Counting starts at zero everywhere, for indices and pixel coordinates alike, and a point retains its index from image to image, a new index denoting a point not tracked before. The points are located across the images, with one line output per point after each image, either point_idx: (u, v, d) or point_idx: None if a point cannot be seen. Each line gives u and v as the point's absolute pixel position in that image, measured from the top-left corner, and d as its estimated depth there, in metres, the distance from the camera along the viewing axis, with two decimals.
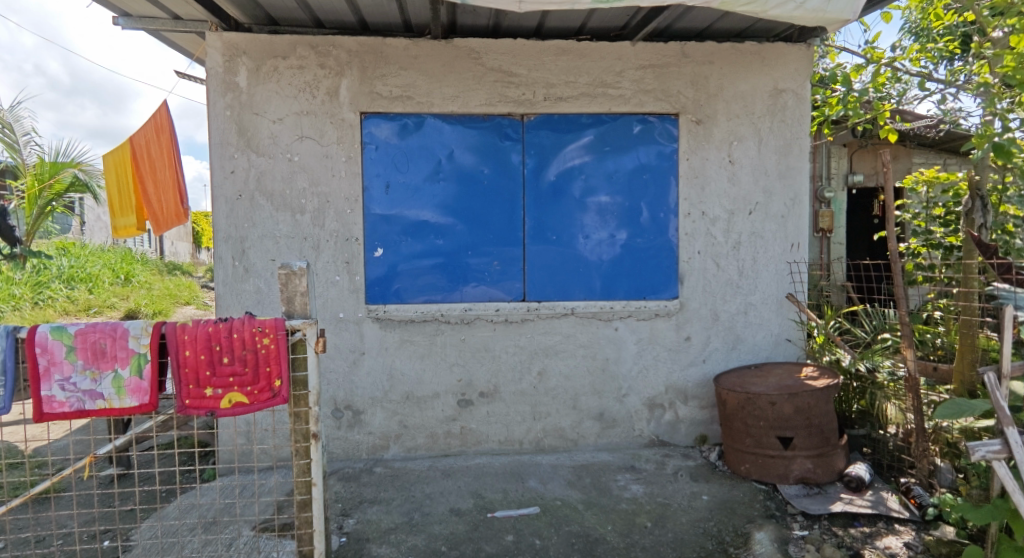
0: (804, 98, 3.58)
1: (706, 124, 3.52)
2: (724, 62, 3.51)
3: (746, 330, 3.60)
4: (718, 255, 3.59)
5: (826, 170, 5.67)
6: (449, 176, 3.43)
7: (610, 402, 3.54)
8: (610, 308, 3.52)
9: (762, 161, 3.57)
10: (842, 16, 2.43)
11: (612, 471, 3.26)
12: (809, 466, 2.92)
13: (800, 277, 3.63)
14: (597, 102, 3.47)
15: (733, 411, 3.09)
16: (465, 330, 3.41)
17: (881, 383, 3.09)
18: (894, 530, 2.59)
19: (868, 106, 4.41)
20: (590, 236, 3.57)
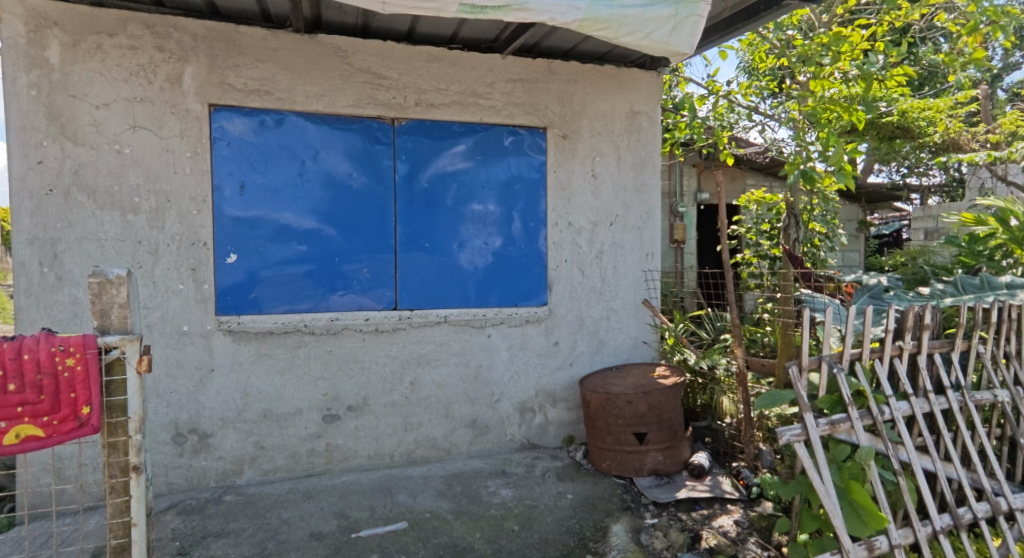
0: (656, 121, 3.94)
1: (572, 139, 3.73)
2: (586, 82, 3.75)
3: (608, 333, 3.85)
4: (583, 263, 3.80)
5: (679, 187, 6.31)
6: (314, 178, 3.23)
7: (482, 409, 3.57)
8: (483, 315, 3.56)
9: (621, 176, 3.86)
10: (682, 50, 2.65)
11: (483, 478, 3.28)
12: (660, 458, 3.19)
13: (654, 284, 3.98)
14: (469, 112, 3.51)
15: (596, 411, 3.28)
16: (331, 342, 3.23)
17: (718, 377, 3.56)
18: (726, 509, 2.91)
19: (711, 133, 4.99)
20: (464, 244, 3.58)
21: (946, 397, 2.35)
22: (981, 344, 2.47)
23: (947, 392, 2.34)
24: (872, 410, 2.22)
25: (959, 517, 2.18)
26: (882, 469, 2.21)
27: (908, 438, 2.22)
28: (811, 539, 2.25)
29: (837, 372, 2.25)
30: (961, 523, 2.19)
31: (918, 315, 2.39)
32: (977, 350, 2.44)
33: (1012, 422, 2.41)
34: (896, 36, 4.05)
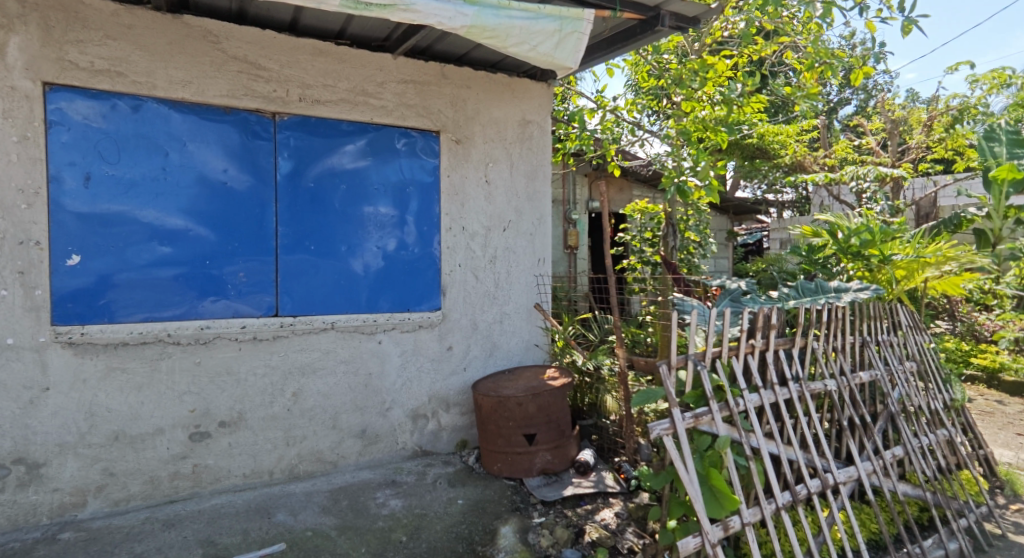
0: (546, 130, 4.10)
1: (465, 144, 3.74)
2: (479, 88, 3.79)
3: (501, 337, 3.91)
4: (477, 268, 3.83)
5: (572, 196, 6.60)
6: (179, 173, 2.91)
7: (372, 418, 3.44)
8: (374, 321, 3.44)
9: (514, 183, 3.95)
10: (566, 64, 2.77)
11: (372, 489, 3.16)
12: (549, 458, 3.29)
13: (545, 288, 4.11)
14: (358, 111, 3.38)
15: (487, 414, 3.30)
16: (200, 352, 2.92)
17: (603, 377, 3.75)
18: (608, 503, 3.09)
19: (599, 146, 5.28)
20: (353, 247, 3.44)
21: (787, 388, 2.68)
22: (814, 340, 2.85)
23: (788, 383, 2.67)
24: (728, 402, 2.48)
25: (796, 493, 2.49)
26: (736, 455, 2.46)
27: (757, 426, 2.50)
28: (678, 524, 2.43)
29: (700, 369, 2.47)
30: (798, 498, 2.50)
31: (766, 316, 2.70)
32: (811, 346, 2.81)
33: (838, 408, 2.80)
34: (753, 67, 4.56)
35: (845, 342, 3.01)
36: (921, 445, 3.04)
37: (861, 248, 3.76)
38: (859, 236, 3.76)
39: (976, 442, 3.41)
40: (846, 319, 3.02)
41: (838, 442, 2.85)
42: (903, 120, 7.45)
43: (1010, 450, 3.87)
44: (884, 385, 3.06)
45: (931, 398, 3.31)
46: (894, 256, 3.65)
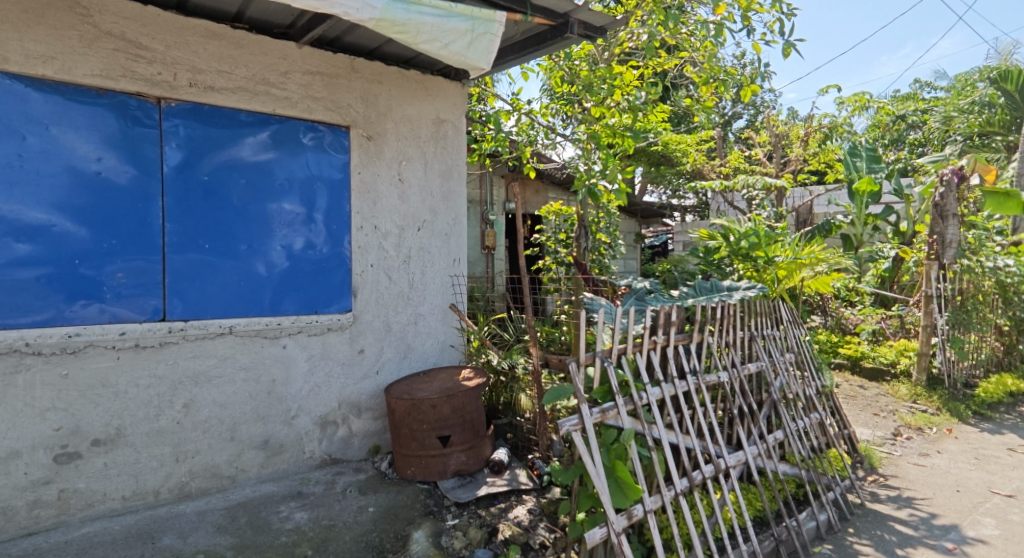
0: (460, 130, 4.09)
1: (377, 141, 3.64)
2: (392, 84, 3.70)
3: (416, 339, 3.83)
4: (390, 268, 3.73)
5: (489, 196, 6.64)
6: (41, 160, 2.54)
7: (276, 428, 3.24)
8: (278, 324, 3.23)
9: (428, 182, 3.89)
10: (478, 65, 2.77)
11: (275, 503, 2.97)
12: (463, 459, 3.28)
13: (460, 288, 4.09)
14: (259, 100, 3.17)
15: (400, 417, 3.23)
16: (69, 363, 2.58)
17: (517, 376, 3.78)
18: (521, 500, 3.14)
19: (515, 148, 5.35)
20: (255, 245, 3.20)
21: (685, 380, 2.86)
22: (709, 335, 3.08)
23: (686, 376, 2.86)
24: (632, 396, 2.61)
25: (693, 478, 2.67)
26: (640, 447, 2.59)
27: (659, 418, 2.65)
28: (586, 516, 2.51)
29: (607, 365, 2.58)
30: (694, 483, 2.68)
31: (667, 314, 2.88)
32: (706, 341, 3.04)
33: (729, 397, 3.05)
34: (658, 78, 4.82)
35: (735, 337, 3.28)
36: (798, 428, 3.39)
37: (748, 251, 4.16)
38: (748, 239, 4.19)
39: (842, 422, 3.85)
40: (737, 315, 3.29)
41: (728, 429, 3.10)
42: (785, 135, 8.26)
43: (868, 428, 4.42)
44: (768, 375, 3.37)
45: (807, 385, 3.70)
46: (777, 258, 3.99)
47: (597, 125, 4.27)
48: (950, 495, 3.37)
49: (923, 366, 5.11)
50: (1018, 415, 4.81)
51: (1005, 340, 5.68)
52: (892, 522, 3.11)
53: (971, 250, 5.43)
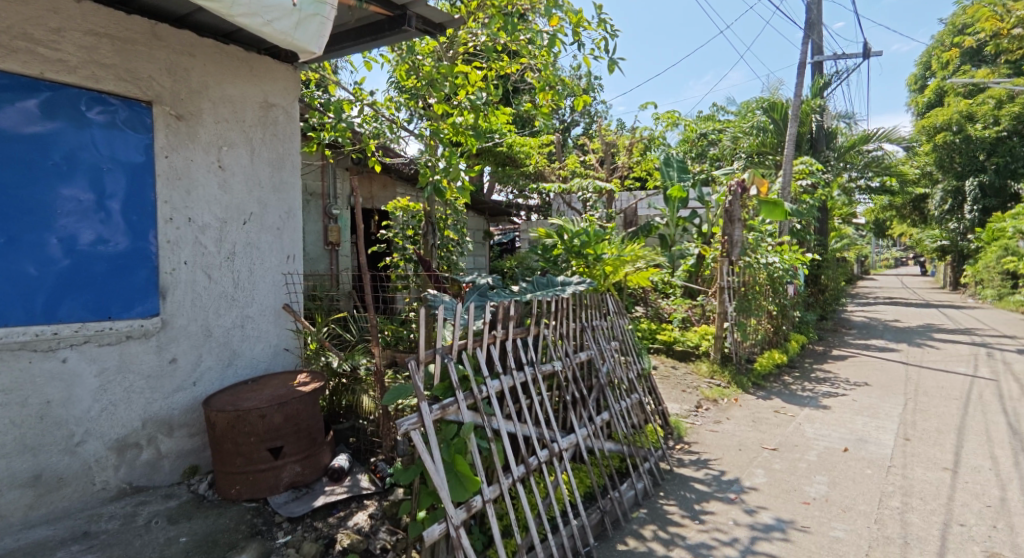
0: (293, 117, 3.80)
1: (189, 121, 3.20)
2: (207, 59, 3.29)
3: (242, 344, 3.47)
4: (209, 266, 3.30)
5: (333, 190, 6.26)
6: None
7: (52, 459, 2.66)
8: (54, 334, 2.64)
9: (255, 171, 3.54)
10: (308, 48, 2.59)
11: (49, 550, 2.44)
12: (298, 470, 3.04)
13: (295, 287, 3.81)
14: (18, 59, 2.54)
15: (222, 432, 2.88)
16: None
17: (359, 377, 3.70)
18: (362, 506, 3.01)
19: (359, 141, 5.11)
20: (20, 238, 2.55)
21: (523, 371, 3.01)
22: (544, 328, 3.29)
23: (523, 368, 3.00)
24: (472, 390, 2.67)
25: (529, 464, 2.82)
26: (479, 439, 2.65)
27: (497, 409, 2.74)
28: (427, 513, 2.50)
29: (448, 361, 2.58)
30: (530, 469, 2.83)
31: (506, 309, 2.98)
32: (542, 333, 3.23)
33: (563, 385, 3.28)
34: (500, 80, 4.96)
35: (569, 328, 3.54)
36: (621, 408, 3.78)
37: (580, 248, 4.55)
38: (579, 238, 4.59)
39: (656, 400, 4.39)
40: (570, 308, 3.55)
41: (562, 415, 3.34)
42: (613, 144, 9.14)
43: (677, 403, 5.11)
44: (597, 362, 3.70)
45: (629, 369, 4.15)
46: (604, 256, 4.43)
47: (439, 119, 4.26)
48: (734, 454, 4.05)
49: (717, 347, 6.05)
50: (782, 383, 5.97)
51: (774, 323, 7.01)
52: (692, 482, 3.64)
53: (750, 249, 6.56)
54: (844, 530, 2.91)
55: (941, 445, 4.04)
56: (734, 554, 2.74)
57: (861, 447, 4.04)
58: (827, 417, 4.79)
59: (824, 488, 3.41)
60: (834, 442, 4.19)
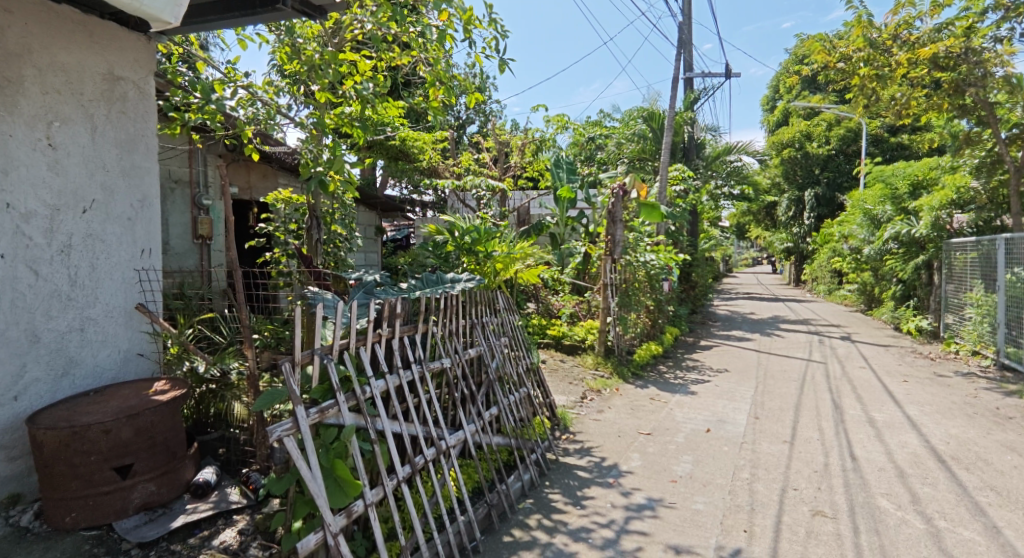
0: (146, 93, 3.40)
1: (6, 89, 2.67)
2: (31, 18, 2.79)
3: (82, 350, 3.02)
4: (36, 261, 2.80)
5: (203, 178, 5.68)
6: None
7: None
8: None
9: (98, 152, 3.10)
10: (161, 16, 2.32)
11: None
12: (152, 489, 2.71)
13: (150, 285, 3.40)
14: None
15: (52, 453, 2.47)
16: None
17: (230, 383, 3.33)
18: (230, 522, 2.77)
19: (232, 125, 4.66)
20: None
21: (410, 370, 2.94)
22: (433, 326, 3.24)
23: (410, 366, 2.93)
24: (354, 391, 2.53)
25: (415, 464, 2.75)
26: (362, 441, 2.53)
27: (382, 410, 2.63)
28: (303, 523, 2.34)
29: (327, 362, 2.42)
30: (417, 468, 2.77)
31: (392, 307, 2.88)
32: (430, 331, 3.19)
33: (452, 382, 3.26)
34: (389, 72, 4.77)
35: (458, 325, 3.53)
36: (510, 402, 3.85)
37: (471, 246, 4.60)
38: (470, 235, 4.62)
39: (544, 393, 4.54)
40: (458, 305, 3.54)
41: (450, 412, 3.31)
42: (507, 143, 9.30)
43: (564, 395, 5.34)
44: (486, 358, 3.73)
45: (518, 364, 4.25)
46: (494, 253, 4.48)
47: (321, 105, 3.91)
48: (613, 440, 4.32)
49: (602, 340, 6.42)
50: (657, 372, 6.49)
51: (651, 317, 7.58)
52: (575, 470, 3.82)
53: (631, 248, 7.03)
54: (704, 503, 3.23)
55: (782, 421, 4.64)
56: (609, 534, 2.92)
57: (720, 427, 4.52)
58: (694, 401, 5.28)
59: (689, 466, 3.76)
60: (699, 424, 4.63)
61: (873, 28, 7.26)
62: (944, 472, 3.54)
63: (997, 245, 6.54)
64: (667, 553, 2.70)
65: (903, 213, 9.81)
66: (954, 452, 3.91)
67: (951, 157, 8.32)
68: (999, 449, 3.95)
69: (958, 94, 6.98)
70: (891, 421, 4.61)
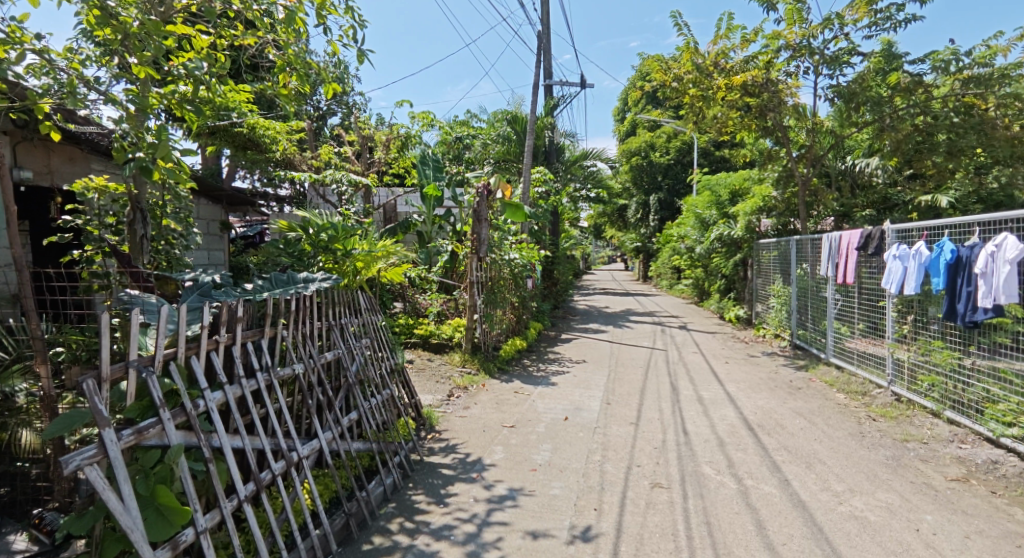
0: None
1: None
2: None
3: None
4: None
5: None
6: None
7: None
8: None
9: None
10: None
11: None
12: None
13: None
14: None
15: None
16: None
17: (18, 407, 2.74)
18: None
19: (21, 97, 3.86)
20: None
21: (256, 378, 2.66)
22: (283, 330, 2.97)
23: (256, 374, 2.65)
24: (184, 405, 2.16)
25: (261, 480, 2.49)
26: (193, 462, 2.19)
27: (219, 424, 2.32)
28: None
29: (148, 376, 2.01)
30: (262, 485, 2.51)
31: (232, 309, 2.55)
32: (280, 335, 2.92)
33: (305, 389, 3.03)
34: (231, 52, 4.24)
35: (313, 328, 3.30)
36: (371, 405, 3.72)
37: (329, 243, 4.34)
38: (326, 233, 4.37)
39: (409, 393, 4.47)
40: (313, 306, 3.32)
41: (303, 420, 3.09)
42: (370, 138, 8.98)
43: (430, 394, 5.31)
44: (345, 361, 3.56)
45: (381, 365, 4.12)
46: (354, 251, 4.22)
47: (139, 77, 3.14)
48: (478, 436, 4.40)
49: (469, 338, 6.50)
50: (521, 366, 6.75)
51: (516, 313, 7.87)
52: (439, 468, 3.83)
53: (496, 246, 7.20)
54: (560, 487, 3.43)
55: (629, 405, 5.11)
56: (471, 529, 2.96)
57: (577, 415, 4.84)
58: (554, 392, 5.59)
59: (548, 454, 3.97)
60: (557, 413, 4.92)
61: (699, 54, 8.29)
62: (753, 438, 4.18)
63: (791, 246, 7.86)
64: (525, 539, 2.82)
65: (725, 217, 11.37)
66: (760, 420, 4.63)
67: (759, 170, 9.83)
68: (792, 415, 4.76)
69: (762, 117, 8.27)
70: (715, 398, 5.32)
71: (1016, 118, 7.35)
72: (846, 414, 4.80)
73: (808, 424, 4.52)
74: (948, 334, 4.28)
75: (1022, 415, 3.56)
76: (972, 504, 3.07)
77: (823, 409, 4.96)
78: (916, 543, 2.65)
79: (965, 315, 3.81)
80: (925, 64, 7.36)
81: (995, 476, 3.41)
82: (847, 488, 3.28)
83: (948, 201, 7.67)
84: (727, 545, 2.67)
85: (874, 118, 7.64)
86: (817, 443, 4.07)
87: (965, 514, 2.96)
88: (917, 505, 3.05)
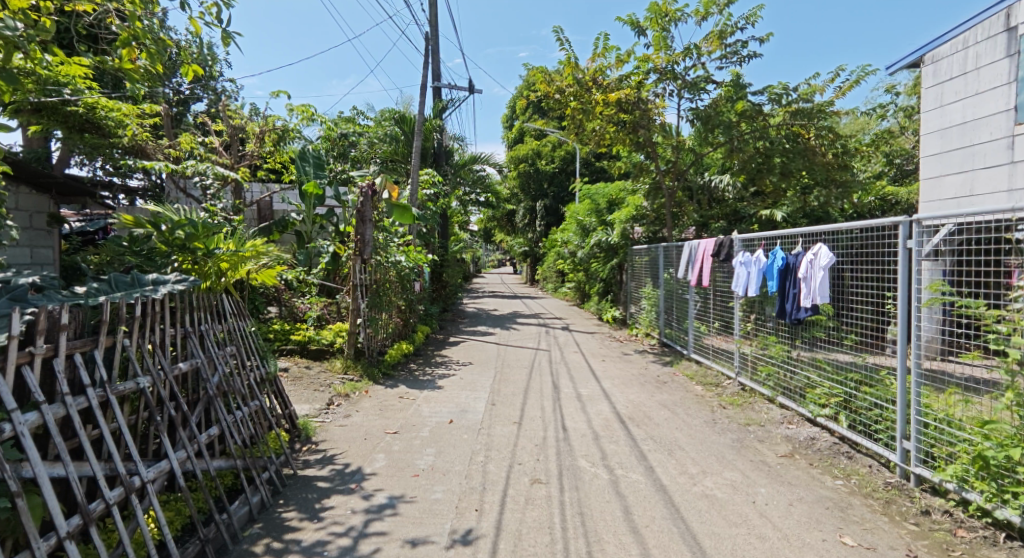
0: None
1: None
2: None
3: None
4: None
5: None
6: None
7: None
8: None
9: None
10: None
11: None
12: None
13: None
14: None
15: None
16: None
17: None
18: None
19: None
20: None
21: (85, 396, 2.28)
22: (124, 338, 2.59)
23: (86, 390, 2.28)
24: None
25: (89, 512, 2.14)
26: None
27: (31, 452, 1.95)
28: None
29: None
30: (91, 519, 2.15)
31: (52, 316, 2.17)
32: (120, 345, 2.54)
33: (152, 405, 2.67)
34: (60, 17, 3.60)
35: (163, 335, 2.93)
36: (235, 419, 3.38)
37: (185, 242, 3.65)
38: (183, 229, 3.63)
39: (283, 403, 4.18)
40: (164, 310, 2.94)
41: (149, 440, 2.72)
42: (241, 128, 8.29)
43: (307, 403, 5.01)
44: (203, 372, 3.21)
45: (249, 375, 3.77)
46: (217, 250, 3.71)
47: None
48: (359, 444, 4.23)
49: (352, 342, 6.25)
50: (405, 371, 6.61)
51: (402, 316, 7.70)
52: (315, 481, 3.61)
53: (381, 249, 7.00)
54: (442, 491, 3.41)
55: (513, 405, 5.24)
56: (346, 542, 2.82)
57: (461, 417, 4.85)
58: (440, 395, 5.54)
59: (430, 459, 3.93)
60: (442, 416, 4.88)
61: (578, 70, 8.79)
62: (624, 431, 4.49)
63: (659, 252, 8.62)
64: (404, 547, 2.75)
65: (603, 224, 12.14)
66: (631, 414, 4.98)
67: (632, 182, 10.62)
68: (657, 407, 5.20)
69: (634, 131, 8.98)
70: (592, 394, 5.65)
71: (830, 148, 8.97)
72: (702, 404, 5.34)
73: (671, 415, 4.96)
74: (780, 330, 4.95)
75: (832, 397, 4.21)
76: (795, 476, 3.58)
77: (684, 400, 5.47)
78: (752, 513, 3.03)
79: (791, 313, 4.42)
80: (764, 95, 8.48)
81: (813, 450, 4.00)
82: (700, 470, 3.65)
83: (782, 215, 8.90)
84: (597, 533, 2.84)
85: (726, 140, 8.61)
86: (678, 431, 4.48)
87: (790, 484, 3.44)
88: (754, 480, 3.49)
